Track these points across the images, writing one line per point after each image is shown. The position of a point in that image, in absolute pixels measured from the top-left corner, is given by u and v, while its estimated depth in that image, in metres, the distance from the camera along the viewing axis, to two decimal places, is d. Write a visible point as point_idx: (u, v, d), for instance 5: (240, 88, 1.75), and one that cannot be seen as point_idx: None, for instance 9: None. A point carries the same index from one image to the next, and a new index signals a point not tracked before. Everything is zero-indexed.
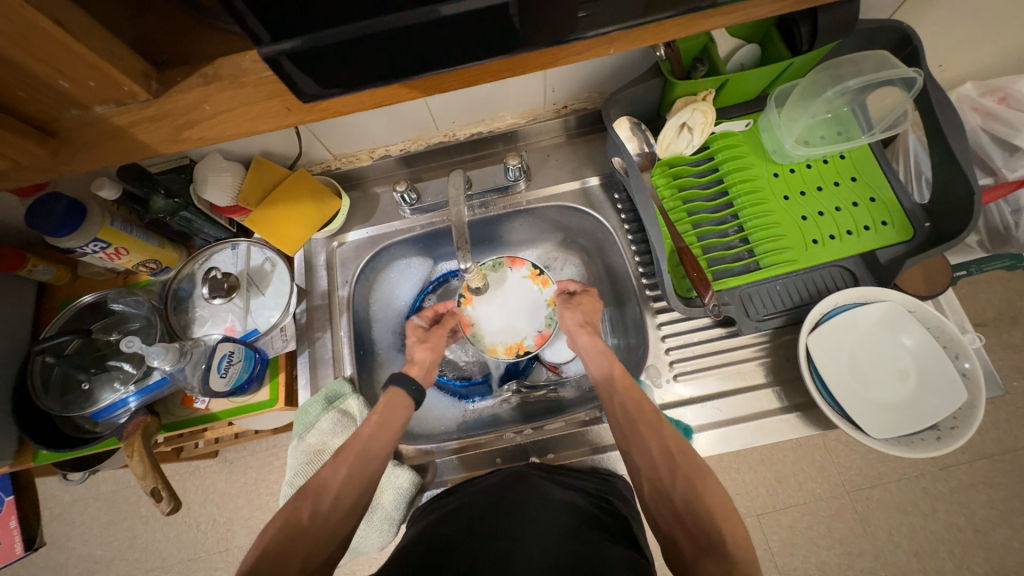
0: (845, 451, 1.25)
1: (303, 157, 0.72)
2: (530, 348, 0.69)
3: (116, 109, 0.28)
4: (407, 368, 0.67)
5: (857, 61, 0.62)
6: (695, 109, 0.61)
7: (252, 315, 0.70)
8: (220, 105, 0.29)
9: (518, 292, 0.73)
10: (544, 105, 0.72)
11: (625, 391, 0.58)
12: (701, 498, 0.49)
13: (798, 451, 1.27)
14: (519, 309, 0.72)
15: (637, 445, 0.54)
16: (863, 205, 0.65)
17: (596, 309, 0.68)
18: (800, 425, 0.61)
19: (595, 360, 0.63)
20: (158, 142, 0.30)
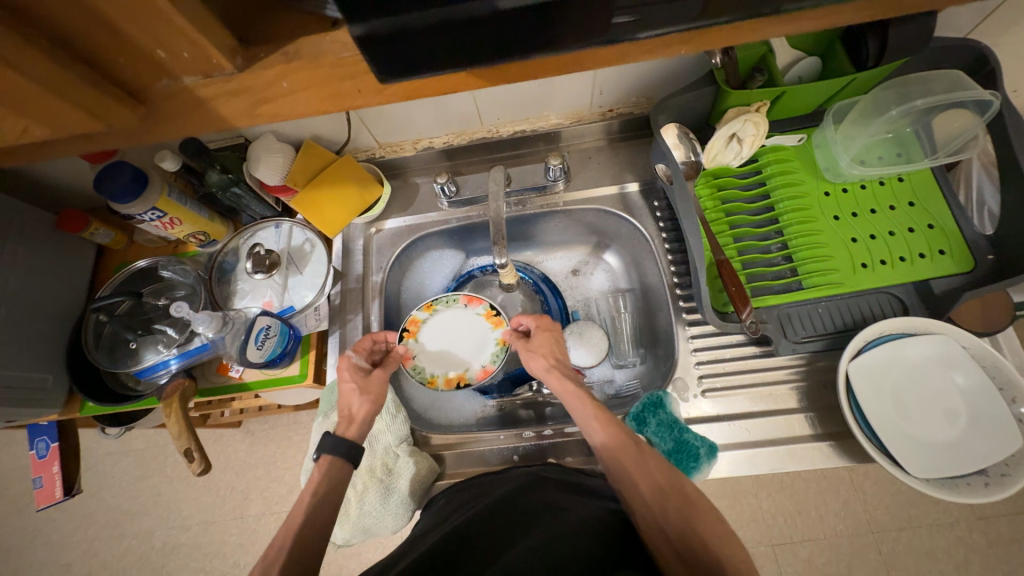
0: (873, 489, 1.20)
1: (351, 144, 0.74)
2: (471, 381, 0.67)
3: (203, 80, 0.25)
4: (346, 428, 0.58)
5: (926, 80, 0.59)
6: (746, 120, 0.59)
7: (289, 293, 0.72)
8: (299, 83, 0.27)
9: (467, 329, 0.71)
10: (590, 106, 0.72)
11: (601, 428, 0.56)
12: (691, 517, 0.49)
13: (822, 484, 1.22)
14: (467, 346, 0.69)
15: (623, 472, 0.54)
16: (920, 232, 0.62)
17: (555, 345, 0.65)
18: (833, 454, 0.59)
19: (569, 402, 0.59)
20: (237, 117, 0.28)
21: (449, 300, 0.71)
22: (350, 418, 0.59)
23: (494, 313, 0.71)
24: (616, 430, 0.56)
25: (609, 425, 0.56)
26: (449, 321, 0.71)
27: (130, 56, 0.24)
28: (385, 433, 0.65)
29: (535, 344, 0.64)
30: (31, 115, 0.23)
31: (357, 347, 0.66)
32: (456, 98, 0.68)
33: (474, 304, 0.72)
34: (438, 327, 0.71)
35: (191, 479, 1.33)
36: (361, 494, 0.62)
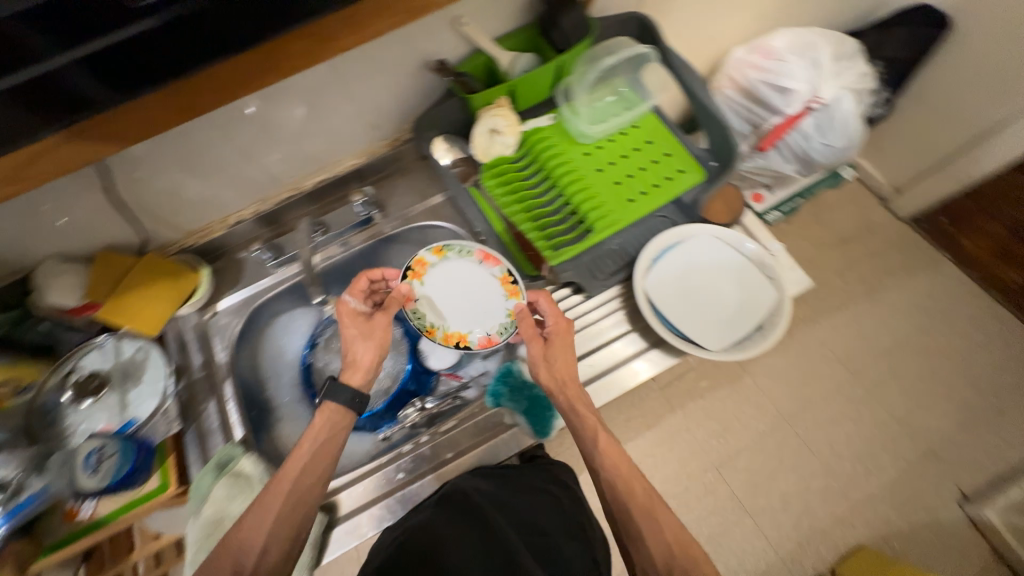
0: (770, 382, 1.35)
1: (152, 240, 0.74)
2: (472, 345, 0.68)
3: None
4: (345, 374, 0.63)
5: (610, 47, 0.72)
6: (495, 114, 0.70)
7: (130, 407, 0.68)
8: None
9: (472, 283, 0.71)
10: (376, 141, 0.79)
11: (619, 475, 0.58)
12: (624, 506, 0.57)
13: (734, 397, 1.34)
14: (471, 306, 0.70)
15: (608, 486, 0.58)
16: (662, 161, 0.76)
17: (570, 352, 0.65)
18: (660, 357, 0.69)
19: (579, 417, 0.62)
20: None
21: (463, 251, 0.71)
22: (362, 369, 0.63)
23: (511, 281, 0.71)
24: (628, 471, 0.59)
25: (616, 461, 0.59)
26: (460, 276, 0.72)
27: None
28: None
29: (555, 352, 0.63)
30: None
31: (353, 291, 0.67)
32: (243, 168, 0.71)
33: (490, 264, 0.72)
34: (449, 273, 0.72)
35: None
36: None
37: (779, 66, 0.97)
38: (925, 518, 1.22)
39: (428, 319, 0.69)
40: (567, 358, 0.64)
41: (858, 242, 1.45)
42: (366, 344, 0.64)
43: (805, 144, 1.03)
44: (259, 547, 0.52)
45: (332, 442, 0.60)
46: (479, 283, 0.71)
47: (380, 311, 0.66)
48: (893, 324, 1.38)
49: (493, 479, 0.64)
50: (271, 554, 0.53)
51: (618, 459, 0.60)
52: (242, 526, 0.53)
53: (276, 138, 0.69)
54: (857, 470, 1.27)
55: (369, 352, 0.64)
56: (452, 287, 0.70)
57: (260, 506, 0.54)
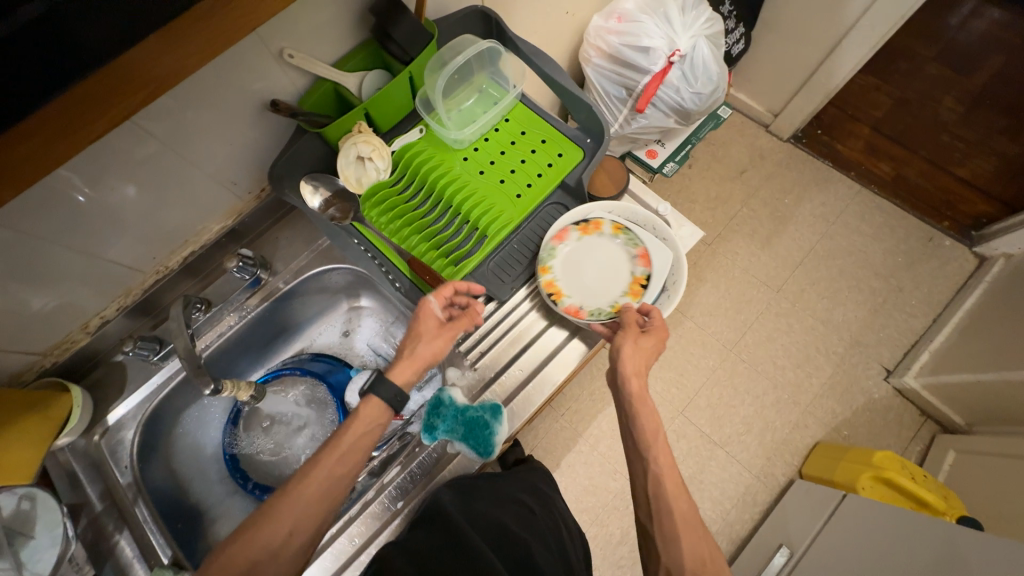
0: (709, 319, 1.43)
1: (1, 374, 0.63)
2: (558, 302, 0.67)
3: None
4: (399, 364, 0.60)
5: (456, 47, 0.69)
6: (356, 142, 0.65)
7: (26, 569, 0.56)
8: None
9: (605, 258, 0.70)
10: (241, 197, 0.72)
11: (664, 481, 0.57)
12: (657, 500, 0.56)
13: (680, 342, 1.41)
14: (598, 281, 0.69)
15: (654, 485, 0.57)
16: (541, 148, 0.75)
17: (650, 357, 0.63)
18: (585, 344, 0.69)
19: (646, 410, 0.60)
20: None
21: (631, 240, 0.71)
22: (413, 364, 0.61)
23: (640, 285, 0.68)
24: (675, 484, 0.57)
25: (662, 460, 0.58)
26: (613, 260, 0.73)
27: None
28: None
29: (640, 342, 0.63)
30: None
31: (438, 295, 0.63)
32: (88, 267, 0.62)
33: (640, 263, 0.69)
34: (605, 241, 0.71)
35: None
36: None
37: (636, 27, 0.99)
38: (863, 400, 1.35)
39: (553, 258, 0.70)
40: (652, 355, 0.63)
41: (754, 170, 1.55)
42: (431, 343, 0.60)
43: (677, 96, 1.07)
44: (285, 532, 0.50)
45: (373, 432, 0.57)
46: (609, 256, 0.71)
47: (455, 326, 0.63)
48: (800, 236, 1.49)
49: (464, 496, 0.60)
50: (293, 546, 0.50)
51: (668, 462, 0.58)
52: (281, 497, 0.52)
53: (117, 224, 0.61)
54: (800, 376, 1.37)
55: (429, 353, 0.62)
56: (596, 252, 0.71)
57: (298, 482, 0.52)
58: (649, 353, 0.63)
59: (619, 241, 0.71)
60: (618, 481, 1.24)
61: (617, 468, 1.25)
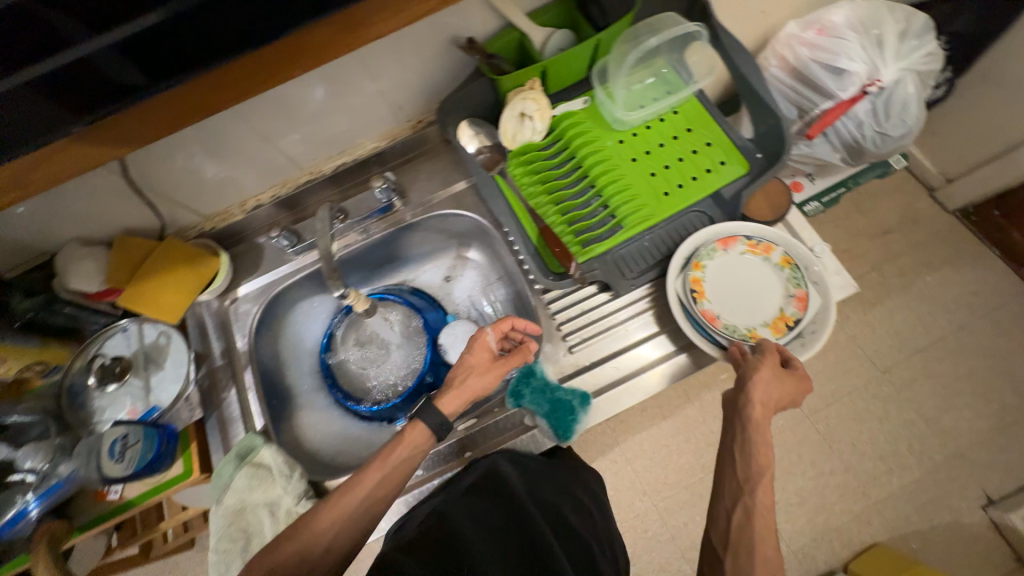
0: None
1: (172, 225, 0.72)
2: (694, 305, 0.62)
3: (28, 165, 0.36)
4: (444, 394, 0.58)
5: (654, 24, 0.66)
6: (525, 97, 0.65)
7: (154, 393, 0.69)
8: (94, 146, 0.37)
9: (757, 283, 0.63)
10: (398, 124, 0.75)
11: (755, 520, 0.47)
12: (743, 534, 0.47)
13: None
14: (742, 301, 0.62)
15: (740, 519, 0.48)
16: (703, 151, 0.70)
17: (794, 393, 0.55)
18: (691, 363, 0.65)
19: (760, 439, 0.52)
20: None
21: (796, 277, 0.62)
22: (461, 395, 0.58)
23: (787, 325, 0.60)
24: (766, 528, 0.47)
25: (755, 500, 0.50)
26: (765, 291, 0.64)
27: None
28: (282, 495, 0.63)
29: (774, 371, 0.54)
30: None
31: (495, 327, 0.62)
32: (261, 152, 0.69)
33: (797, 303, 0.60)
34: (764, 265, 0.63)
35: None
36: None
37: (836, 43, 0.88)
38: (946, 519, 1.19)
39: (707, 259, 0.64)
40: (783, 391, 0.53)
41: (901, 233, 1.36)
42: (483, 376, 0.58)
43: (857, 131, 0.95)
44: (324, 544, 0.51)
45: (416, 456, 0.56)
46: (762, 281, 0.62)
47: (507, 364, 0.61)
48: (932, 320, 1.31)
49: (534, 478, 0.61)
50: (331, 557, 0.51)
51: (768, 502, 0.49)
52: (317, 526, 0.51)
53: (295, 119, 0.66)
54: (880, 468, 1.23)
55: (475, 386, 0.59)
56: (750, 273, 0.63)
57: (336, 503, 0.52)
58: (791, 395, 0.55)
59: (782, 273, 0.62)
60: (645, 502, 1.21)
61: (647, 490, 1.22)
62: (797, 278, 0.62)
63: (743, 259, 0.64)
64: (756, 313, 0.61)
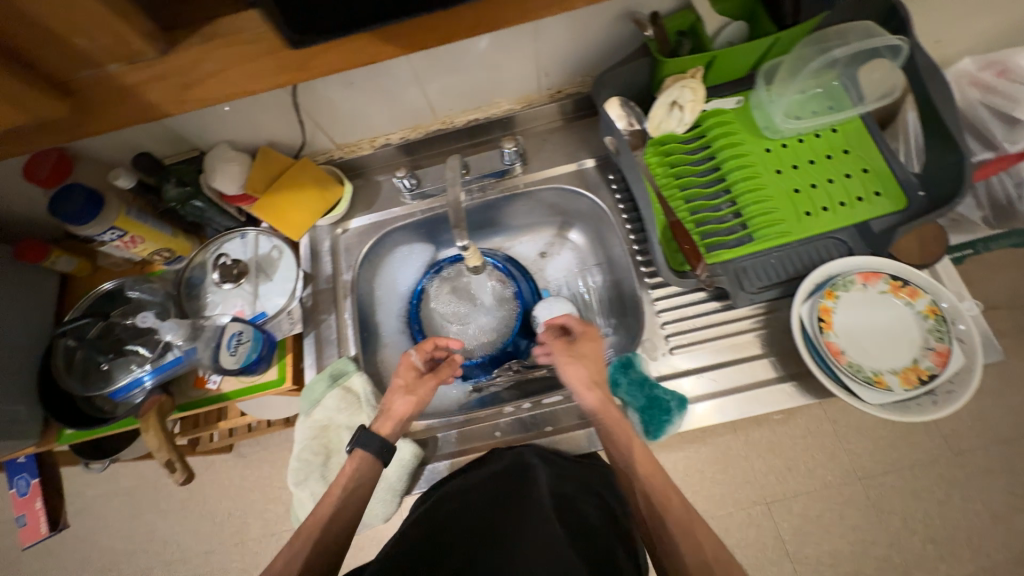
0: (854, 435, 1.14)
1: (308, 147, 0.75)
2: (818, 334, 0.58)
3: (134, 67, 0.31)
4: (382, 419, 0.63)
5: (844, 32, 0.61)
6: (684, 86, 0.62)
7: (261, 300, 0.73)
8: (227, 61, 0.32)
9: (892, 326, 0.58)
10: (539, 90, 0.75)
11: (651, 481, 0.54)
12: (654, 503, 0.53)
13: (807, 439, 1.15)
14: (872, 342, 0.58)
15: (644, 495, 0.54)
16: (856, 177, 0.65)
17: (597, 354, 0.64)
18: (797, 393, 0.61)
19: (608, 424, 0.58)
20: (166, 105, 0.33)
21: (939, 330, 0.57)
22: (398, 421, 0.64)
23: (920, 378, 0.55)
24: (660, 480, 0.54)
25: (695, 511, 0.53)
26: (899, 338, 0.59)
27: (69, 45, 0.29)
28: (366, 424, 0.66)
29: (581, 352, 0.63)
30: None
31: (420, 349, 0.69)
32: (407, 93, 0.70)
33: (935, 357, 0.56)
34: (902, 310, 0.59)
35: (169, 507, 1.26)
36: None
37: (1018, 89, 0.80)
38: None
39: (840, 290, 0.60)
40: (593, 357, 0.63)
41: None
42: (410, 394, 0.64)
43: (1014, 189, 0.87)
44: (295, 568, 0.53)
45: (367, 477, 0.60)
46: (899, 326, 0.58)
47: (433, 378, 0.68)
48: None
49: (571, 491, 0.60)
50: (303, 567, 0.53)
51: (651, 468, 0.55)
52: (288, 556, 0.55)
53: (450, 65, 0.66)
54: None
55: (410, 404, 0.65)
56: (885, 315, 0.58)
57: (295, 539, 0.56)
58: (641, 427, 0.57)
59: (925, 322, 0.57)
60: None
61: None
62: (940, 331, 0.57)
63: (880, 298, 0.59)
64: (886, 357, 0.57)
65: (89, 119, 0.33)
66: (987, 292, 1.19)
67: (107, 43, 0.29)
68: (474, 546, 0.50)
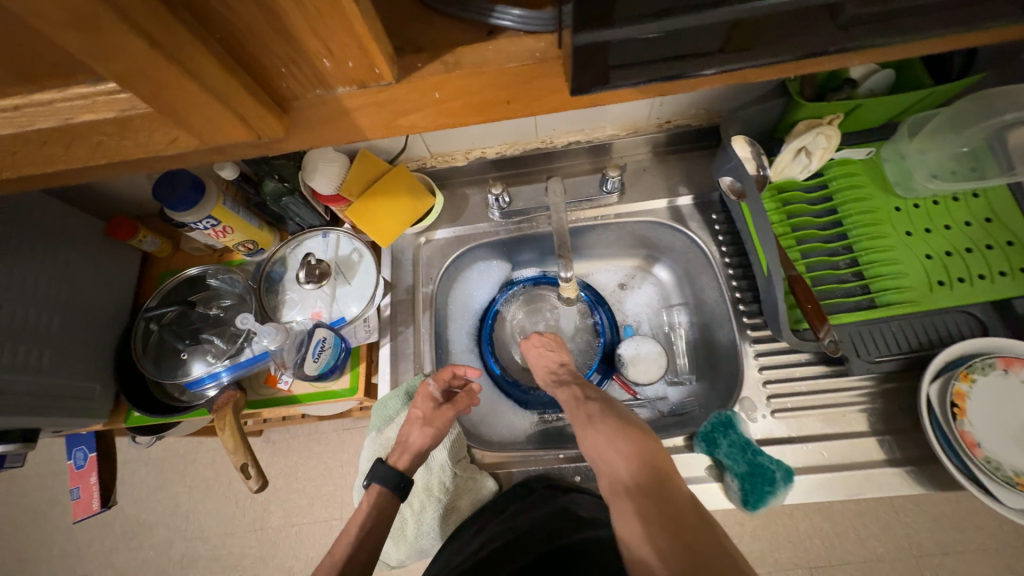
0: (912, 510, 1.00)
1: (404, 153, 0.73)
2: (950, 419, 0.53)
3: (358, 90, 0.23)
4: (397, 454, 0.60)
5: (1014, 93, 0.56)
6: (819, 133, 0.58)
7: (338, 304, 0.71)
8: (453, 93, 0.24)
9: None
10: (648, 118, 0.72)
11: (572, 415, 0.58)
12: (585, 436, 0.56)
13: (862, 505, 1.02)
14: (1012, 436, 0.52)
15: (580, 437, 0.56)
16: (999, 249, 0.59)
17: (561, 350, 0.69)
18: (912, 480, 0.56)
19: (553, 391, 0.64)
20: (378, 130, 0.26)
21: None
22: (411, 454, 0.60)
23: None
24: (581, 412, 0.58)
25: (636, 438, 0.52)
26: None
27: (265, 78, 0.22)
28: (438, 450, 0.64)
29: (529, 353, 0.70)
30: (196, 128, 0.22)
31: (438, 377, 0.64)
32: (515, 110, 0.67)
33: None
34: None
35: (194, 485, 1.24)
36: (420, 513, 0.63)
37: None
38: None
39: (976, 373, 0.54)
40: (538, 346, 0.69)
41: None
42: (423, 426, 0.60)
43: None
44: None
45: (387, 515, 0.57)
46: None
47: (450, 411, 0.62)
48: None
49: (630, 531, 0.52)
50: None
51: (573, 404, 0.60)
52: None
53: None
54: None
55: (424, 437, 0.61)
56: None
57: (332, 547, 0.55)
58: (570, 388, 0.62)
59: None
60: None
61: None
62: None
63: (1021, 386, 0.53)
64: None
65: (300, 136, 0.25)
66: None
67: (347, 60, 0.21)
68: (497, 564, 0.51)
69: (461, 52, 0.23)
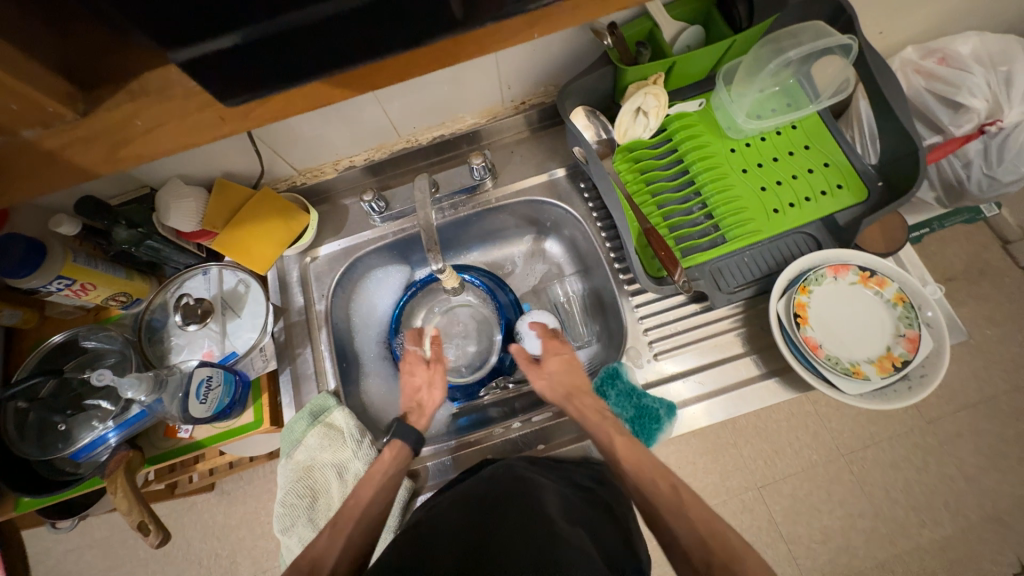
0: (836, 414, 1.01)
1: (267, 175, 0.72)
2: (798, 329, 0.59)
3: (45, 131, 0.32)
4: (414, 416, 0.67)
5: (795, 34, 0.64)
6: (647, 92, 0.62)
7: (230, 339, 0.68)
8: (151, 120, 0.33)
9: (860, 317, 0.60)
10: (502, 102, 0.74)
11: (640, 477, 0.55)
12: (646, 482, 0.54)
13: (791, 419, 1.03)
14: (844, 333, 0.59)
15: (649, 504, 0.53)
16: (819, 171, 0.67)
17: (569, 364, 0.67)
18: (781, 389, 0.63)
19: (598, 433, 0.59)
20: (94, 161, 0.34)
21: (908, 317, 0.58)
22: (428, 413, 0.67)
23: (894, 365, 0.57)
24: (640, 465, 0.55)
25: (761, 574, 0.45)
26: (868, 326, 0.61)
27: None
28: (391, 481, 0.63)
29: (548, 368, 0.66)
30: None
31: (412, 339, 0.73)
32: (365, 113, 0.66)
33: (908, 343, 0.57)
34: (869, 297, 0.60)
35: (146, 558, 1.14)
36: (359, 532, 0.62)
37: (959, 74, 0.82)
38: None
39: (813, 284, 0.61)
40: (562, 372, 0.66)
41: (982, 278, 1.06)
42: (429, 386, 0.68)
43: (963, 171, 0.89)
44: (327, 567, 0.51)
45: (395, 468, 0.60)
46: (866, 315, 0.60)
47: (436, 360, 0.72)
48: None
49: (595, 498, 0.57)
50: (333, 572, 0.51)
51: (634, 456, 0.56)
52: (318, 548, 0.53)
53: (412, 88, 0.64)
54: None
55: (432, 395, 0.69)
56: (851, 305, 0.60)
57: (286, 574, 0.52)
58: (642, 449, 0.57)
59: (893, 311, 0.59)
60: None
61: None
62: (908, 316, 0.58)
63: (846, 289, 0.61)
64: (859, 345, 0.59)
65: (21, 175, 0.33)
66: (965, 260, 1.07)
67: (9, 104, 0.29)
68: (484, 529, 0.50)
69: (145, 79, 0.33)
